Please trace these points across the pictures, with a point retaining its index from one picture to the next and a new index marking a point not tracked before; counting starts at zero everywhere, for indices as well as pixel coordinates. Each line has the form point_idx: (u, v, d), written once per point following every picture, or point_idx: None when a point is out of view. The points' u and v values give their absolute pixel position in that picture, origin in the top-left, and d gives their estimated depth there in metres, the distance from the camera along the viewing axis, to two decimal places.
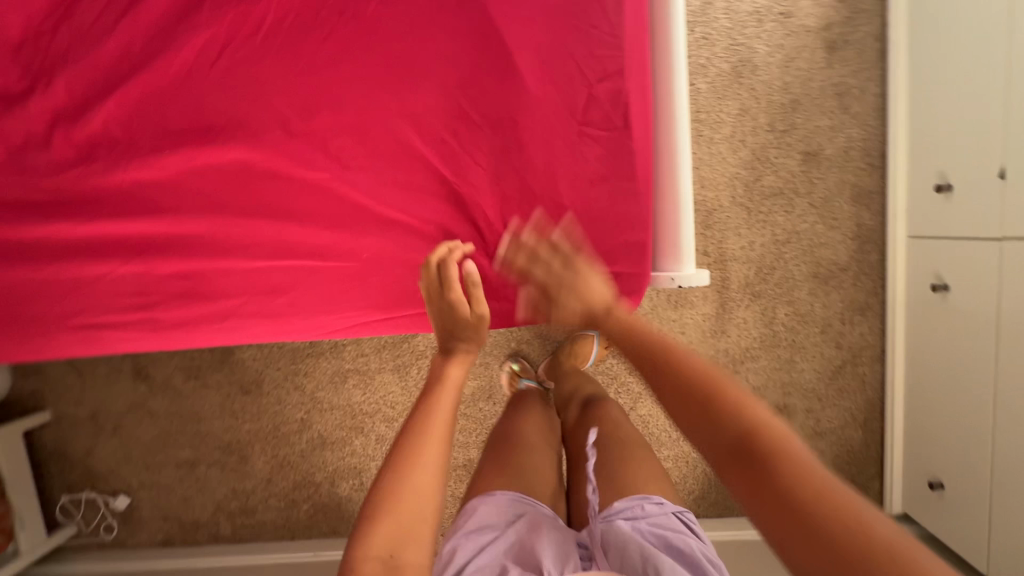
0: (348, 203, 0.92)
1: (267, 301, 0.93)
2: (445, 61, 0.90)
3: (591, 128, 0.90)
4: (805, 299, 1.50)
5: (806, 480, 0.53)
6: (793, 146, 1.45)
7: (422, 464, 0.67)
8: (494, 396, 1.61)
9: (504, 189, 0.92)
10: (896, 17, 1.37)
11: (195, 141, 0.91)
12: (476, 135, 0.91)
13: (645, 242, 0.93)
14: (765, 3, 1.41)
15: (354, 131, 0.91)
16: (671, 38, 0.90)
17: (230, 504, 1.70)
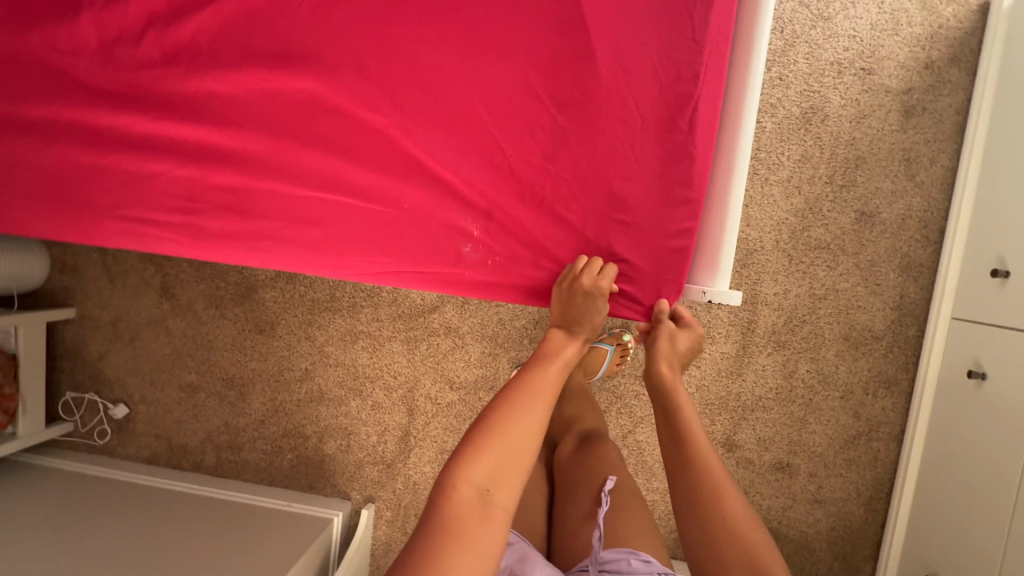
0: (404, 155, 0.94)
1: (305, 232, 0.95)
2: (523, 37, 0.91)
3: (655, 126, 0.91)
4: (831, 360, 1.45)
5: (737, 523, 0.72)
6: (848, 204, 1.42)
7: (528, 423, 0.74)
8: (496, 388, 1.60)
9: (556, 170, 0.93)
10: (981, 93, 1.33)
11: (274, 66, 0.95)
12: (539, 113, 0.92)
13: (687, 249, 0.92)
14: (848, 55, 1.39)
15: (422, 85, 0.93)
16: (751, 58, 0.90)
17: (219, 437, 1.73)
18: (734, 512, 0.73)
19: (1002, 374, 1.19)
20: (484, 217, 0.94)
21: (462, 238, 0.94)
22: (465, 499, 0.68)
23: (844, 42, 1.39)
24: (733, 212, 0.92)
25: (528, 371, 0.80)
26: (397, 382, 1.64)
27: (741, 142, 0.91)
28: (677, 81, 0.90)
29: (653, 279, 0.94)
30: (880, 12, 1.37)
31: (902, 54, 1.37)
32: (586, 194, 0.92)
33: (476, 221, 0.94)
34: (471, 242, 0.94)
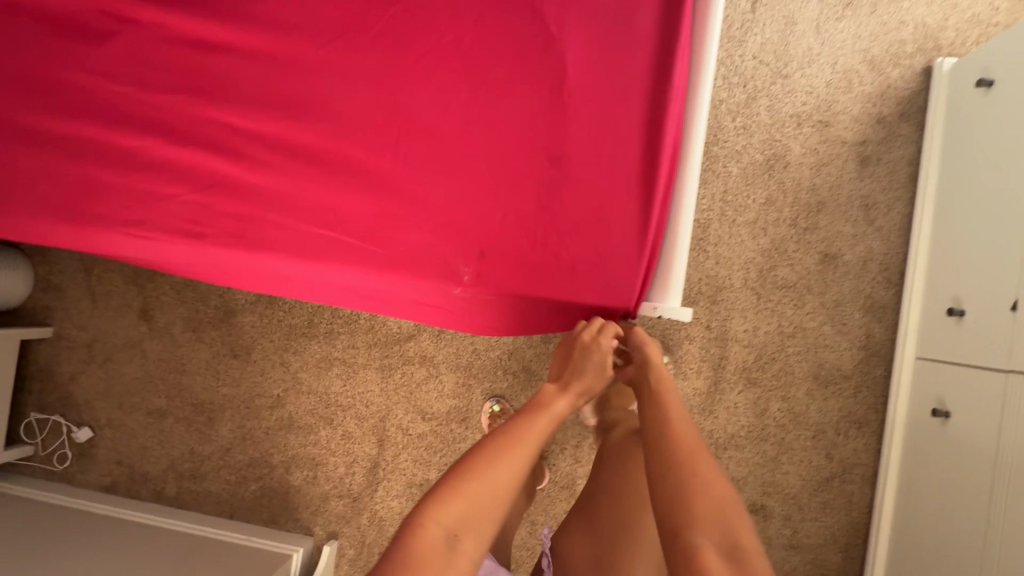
0: (357, 167, 0.81)
1: (308, 264, 0.82)
2: (513, 70, 0.81)
3: (626, 122, 0.80)
4: (801, 399, 1.46)
5: (714, 476, 0.73)
6: (812, 246, 1.48)
7: (504, 470, 0.74)
8: (468, 420, 1.58)
9: (520, 167, 0.80)
10: (929, 147, 1.42)
11: (253, 57, 0.84)
12: (532, 154, 0.79)
13: (647, 260, 0.81)
14: (806, 109, 1.49)
15: (367, 72, 0.82)
16: (703, 52, 0.82)
17: (183, 465, 1.68)
18: (705, 468, 0.73)
19: (965, 414, 1.20)
20: (477, 258, 0.79)
21: (453, 282, 0.80)
22: (431, 540, 0.67)
23: (801, 97, 1.49)
24: (684, 216, 0.81)
25: (515, 421, 0.81)
26: (369, 412, 1.62)
27: (691, 144, 0.82)
28: (667, 105, 0.79)
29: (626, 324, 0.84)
30: (834, 73, 1.49)
31: (856, 109, 1.48)
32: (587, 242, 0.79)
33: (469, 264, 0.79)
34: (462, 287, 0.79)
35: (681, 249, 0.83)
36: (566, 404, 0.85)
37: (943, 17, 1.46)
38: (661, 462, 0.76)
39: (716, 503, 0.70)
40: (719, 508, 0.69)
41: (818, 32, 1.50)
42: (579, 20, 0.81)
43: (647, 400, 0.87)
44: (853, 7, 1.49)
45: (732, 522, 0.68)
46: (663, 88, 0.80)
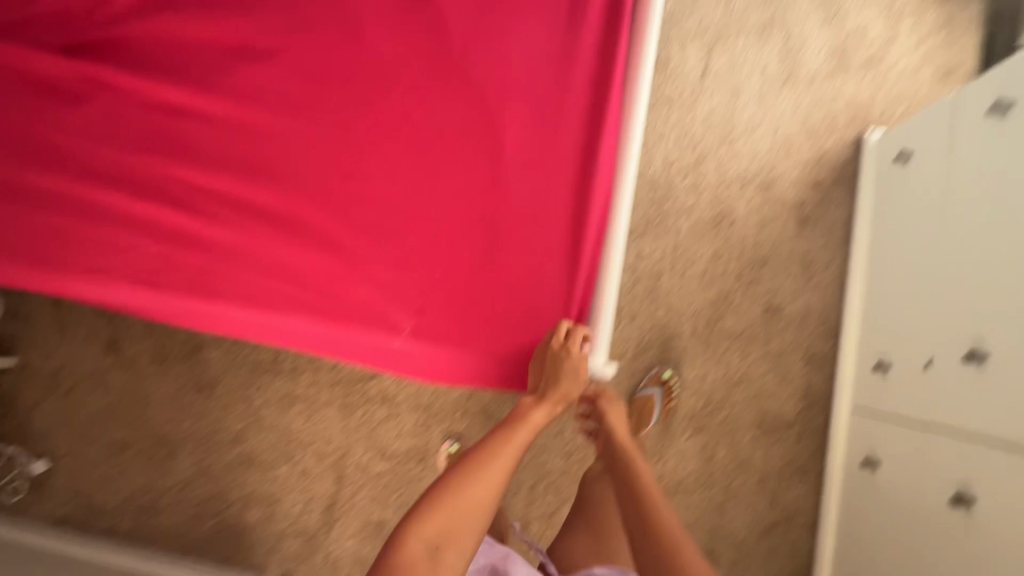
0: (309, 225, 0.88)
1: (257, 315, 0.88)
2: (455, 143, 0.89)
3: (557, 194, 0.88)
4: (745, 445, 1.52)
5: (681, 540, 0.84)
6: (756, 298, 1.56)
7: (485, 482, 0.73)
8: (426, 459, 1.61)
9: (458, 231, 0.87)
10: (861, 210, 1.53)
11: (220, 123, 0.92)
12: (469, 219, 0.87)
13: (573, 321, 0.88)
14: (750, 172, 1.61)
15: (322, 139, 0.90)
16: (631, 131, 0.90)
17: (139, 499, 1.67)
18: (675, 533, 0.85)
19: (885, 466, 1.26)
20: (416, 313, 0.86)
21: (392, 333, 0.86)
22: (414, 556, 0.67)
23: (746, 161, 1.61)
24: (609, 281, 0.88)
25: (493, 433, 0.79)
26: (329, 449, 1.64)
27: (618, 214, 0.89)
28: (593, 184, 0.88)
29: None
30: (775, 140, 1.61)
31: (795, 173, 1.60)
32: (518, 301, 0.86)
33: (409, 318, 0.86)
34: (401, 337, 0.86)
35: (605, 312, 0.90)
36: (541, 415, 0.82)
37: (873, 93, 1.60)
38: (637, 521, 0.88)
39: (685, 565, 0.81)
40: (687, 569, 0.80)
41: (761, 103, 1.63)
42: (517, 102, 0.89)
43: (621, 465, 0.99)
44: (793, 81, 1.63)
45: None
46: (590, 167, 0.89)
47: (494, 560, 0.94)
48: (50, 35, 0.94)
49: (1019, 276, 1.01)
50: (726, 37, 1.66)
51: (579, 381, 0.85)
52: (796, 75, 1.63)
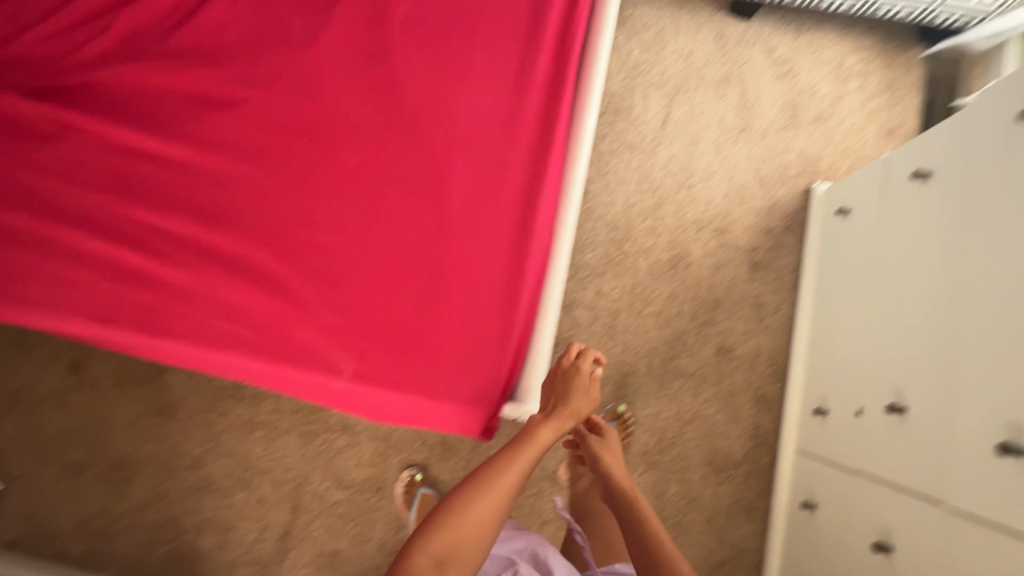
0: (260, 268, 0.92)
1: (205, 353, 0.91)
2: (404, 195, 0.94)
3: (498, 246, 0.93)
4: (696, 483, 1.55)
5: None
6: (709, 339, 1.62)
7: (491, 501, 0.72)
8: (383, 489, 1.62)
9: (402, 278, 0.92)
10: (808, 259, 1.61)
11: (182, 166, 0.96)
12: (414, 269, 0.92)
13: (509, 368, 0.92)
14: (707, 217, 1.68)
15: (278, 186, 0.95)
16: (570, 192, 0.97)
17: (92, 523, 1.66)
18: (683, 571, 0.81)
19: (822, 509, 1.31)
20: (358, 356, 0.89)
21: (334, 375, 0.89)
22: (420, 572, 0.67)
23: (702, 207, 1.69)
24: (545, 330, 0.93)
25: (502, 451, 0.78)
26: (286, 477, 1.64)
27: (554, 268, 0.95)
28: (532, 237, 0.92)
29: (487, 423, 0.93)
30: (730, 187, 1.69)
31: (748, 220, 1.67)
32: (456, 349, 0.90)
33: (350, 361, 0.89)
34: (341, 379, 0.89)
35: (541, 359, 0.94)
36: (551, 434, 0.81)
37: (820, 147, 1.69)
38: (644, 555, 0.84)
39: None
40: None
41: (717, 152, 1.71)
42: (461, 158, 0.95)
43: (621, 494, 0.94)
44: (747, 133, 1.72)
45: None
46: (529, 221, 0.93)
47: (534, 548, 1.01)
48: (25, 80, 0.99)
49: (920, 331, 1.07)
50: (685, 89, 1.75)
51: (591, 402, 0.87)
52: (751, 127, 1.72)
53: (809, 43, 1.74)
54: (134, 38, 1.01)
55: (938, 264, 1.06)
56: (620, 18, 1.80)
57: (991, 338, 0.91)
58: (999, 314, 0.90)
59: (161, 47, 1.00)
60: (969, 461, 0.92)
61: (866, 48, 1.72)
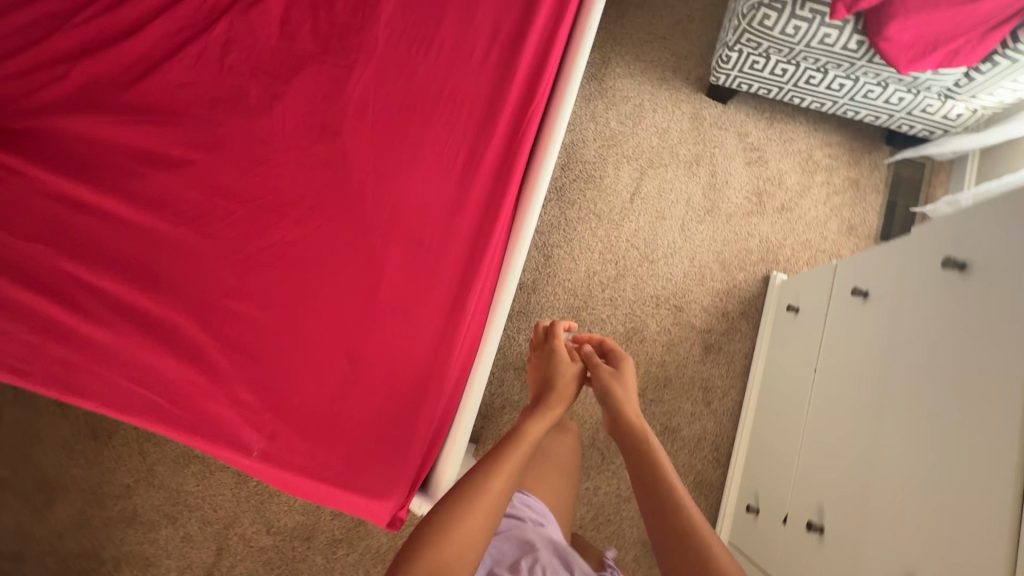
0: (180, 334, 0.91)
1: (116, 415, 0.90)
2: (337, 273, 0.95)
3: (424, 335, 0.93)
4: (628, 563, 1.54)
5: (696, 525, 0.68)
6: (655, 417, 1.61)
7: (487, 503, 0.62)
8: (312, 539, 1.59)
9: (323, 359, 0.91)
10: (759, 347, 1.63)
11: (118, 221, 0.96)
12: (337, 352, 0.92)
13: (421, 462, 0.89)
14: (665, 293, 1.69)
15: (211, 252, 0.95)
16: (504, 287, 0.96)
17: (7, 545, 1.60)
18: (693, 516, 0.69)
19: None
20: (267, 437, 0.88)
21: (242, 454, 0.88)
22: None
23: (661, 282, 1.70)
24: (462, 428, 0.90)
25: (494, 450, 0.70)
26: (215, 516, 1.60)
27: (480, 363, 0.94)
28: (457, 331, 0.92)
29: (393, 517, 0.90)
30: (691, 266, 1.71)
31: (705, 301, 1.68)
32: (367, 438, 0.89)
33: (260, 440, 0.88)
34: (248, 460, 0.87)
35: (455, 452, 0.90)
36: (542, 428, 0.78)
37: (783, 236, 1.72)
38: (650, 501, 0.73)
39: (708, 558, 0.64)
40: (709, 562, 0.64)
41: (682, 230, 1.73)
42: (400, 246, 0.96)
43: (626, 428, 0.82)
44: (713, 214, 1.74)
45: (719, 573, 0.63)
46: (457, 314, 0.93)
47: (554, 535, 0.88)
48: None
49: (846, 448, 1.08)
50: (657, 164, 1.78)
51: (573, 369, 0.92)
52: (717, 210, 1.75)
53: (780, 134, 1.78)
54: (90, 86, 1.01)
55: (865, 384, 1.08)
56: (600, 88, 1.85)
57: (905, 454, 0.92)
58: (912, 447, 0.91)
59: (116, 100, 1.00)
60: (874, 547, 0.93)
61: (835, 143, 1.76)
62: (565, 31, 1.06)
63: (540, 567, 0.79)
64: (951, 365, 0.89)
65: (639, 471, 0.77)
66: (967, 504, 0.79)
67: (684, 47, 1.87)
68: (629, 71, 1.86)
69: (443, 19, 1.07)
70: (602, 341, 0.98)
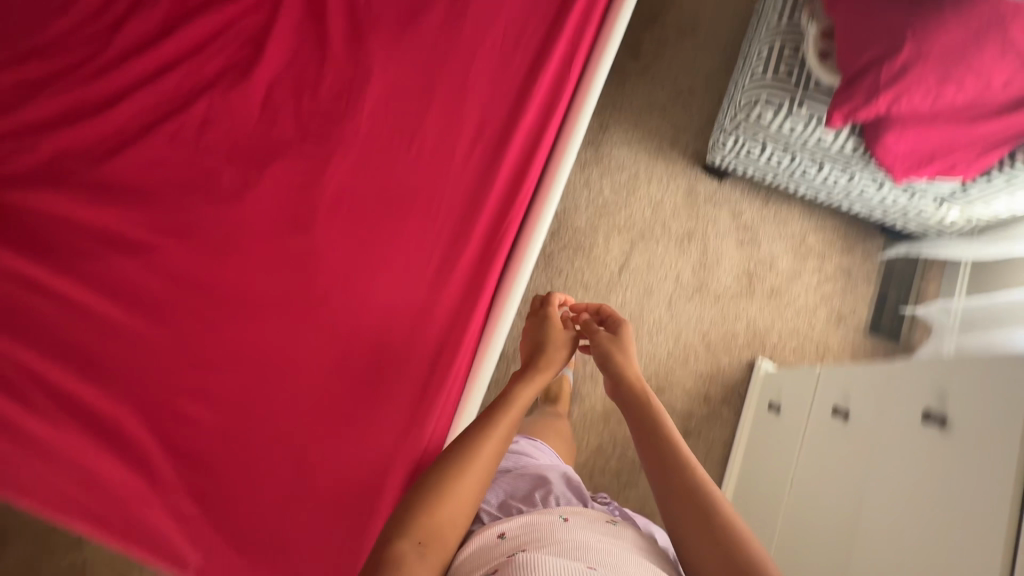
0: (123, 433, 0.87)
1: (49, 516, 0.86)
2: (296, 375, 0.91)
3: (379, 450, 0.89)
4: None
5: (711, 497, 0.68)
6: (628, 502, 1.57)
7: (475, 473, 0.68)
8: None
9: (272, 469, 0.87)
10: (739, 438, 1.59)
11: (71, 305, 0.92)
12: (286, 466, 0.88)
13: None
14: (648, 372, 1.65)
15: (167, 344, 0.91)
16: (467, 404, 0.92)
17: None
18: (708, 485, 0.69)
19: None
20: (205, 552, 0.84)
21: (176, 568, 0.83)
22: (404, 556, 0.60)
23: (645, 359, 1.66)
24: None
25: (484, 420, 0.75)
26: None
27: None
28: (412, 452, 0.88)
29: None
30: (676, 344, 1.67)
31: (688, 384, 1.65)
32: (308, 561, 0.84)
33: (197, 556, 0.83)
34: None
35: None
36: (530, 392, 0.81)
37: (771, 321, 1.69)
38: (664, 470, 0.72)
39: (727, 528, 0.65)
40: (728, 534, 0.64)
41: (669, 305, 1.70)
42: (365, 353, 0.93)
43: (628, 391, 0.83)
44: (702, 293, 1.71)
45: (737, 541, 0.63)
46: (414, 434, 0.88)
47: (567, 475, 0.94)
48: None
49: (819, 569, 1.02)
50: (648, 237, 1.76)
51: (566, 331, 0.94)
52: (706, 288, 1.72)
53: (775, 215, 1.76)
54: (61, 160, 0.98)
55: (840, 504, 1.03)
56: (596, 155, 1.83)
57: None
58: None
59: (86, 176, 0.97)
60: (869, 550, 0.92)
61: (829, 230, 1.74)
62: (550, 137, 1.04)
63: (554, 497, 0.85)
64: (933, 509, 0.83)
65: (649, 438, 0.76)
66: (968, 545, 0.76)
67: (682, 118, 1.85)
68: (627, 138, 1.84)
69: (426, 116, 1.04)
70: (599, 308, 0.99)
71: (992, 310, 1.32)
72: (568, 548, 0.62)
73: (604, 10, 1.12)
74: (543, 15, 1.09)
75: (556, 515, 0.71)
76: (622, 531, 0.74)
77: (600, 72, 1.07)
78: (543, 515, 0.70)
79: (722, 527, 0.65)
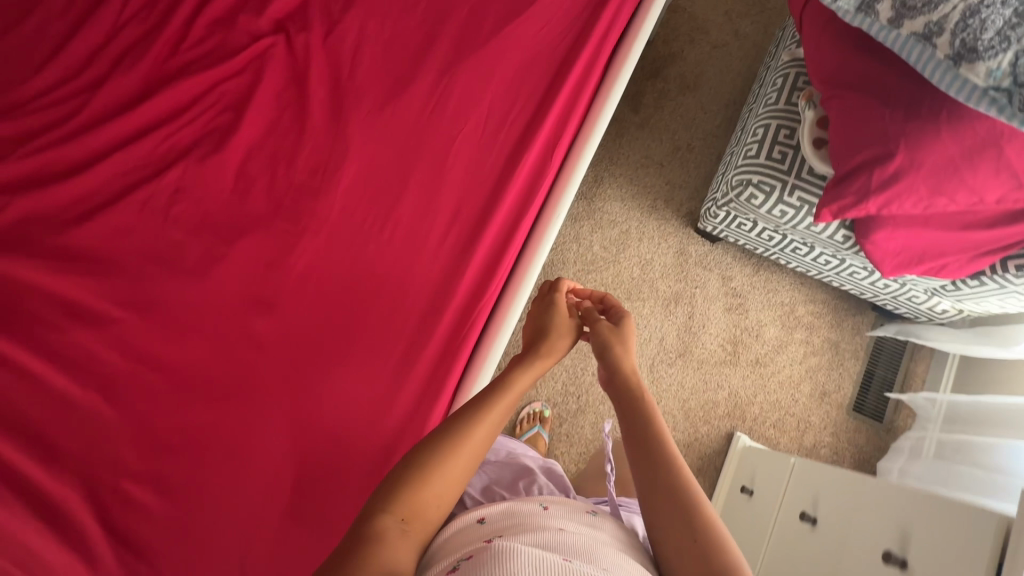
0: (59, 516, 0.84)
1: None
2: (247, 463, 0.90)
3: (324, 548, 0.87)
4: None
5: (702, 513, 0.64)
6: None
7: (463, 460, 0.68)
8: None
9: (212, 562, 0.85)
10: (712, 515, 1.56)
11: (22, 377, 0.89)
12: (227, 562, 0.85)
13: None
14: None
15: (120, 425, 0.90)
16: None
17: None
18: (699, 498, 0.65)
19: None
20: None
21: None
22: (387, 534, 0.60)
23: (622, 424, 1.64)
24: None
25: (475, 407, 0.72)
26: None
27: None
28: None
29: None
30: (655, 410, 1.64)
31: None
32: None
33: None
34: None
35: None
36: (527, 378, 0.78)
37: (754, 393, 1.66)
38: (655, 478, 0.68)
39: (714, 550, 0.61)
40: (717, 556, 0.60)
41: (650, 369, 1.67)
42: (325, 441, 0.92)
43: (627, 390, 0.77)
44: (685, 358, 1.68)
45: (725, 563, 0.60)
46: None
47: (550, 468, 1.04)
48: None
49: None
50: (635, 297, 1.73)
51: (570, 319, 0.87)
52: (689, 354, 1.69)
53: (764, 282, 1.73)
54: (28, 223, 0.96)
55: None
56: (589, 208, 1.81)
57: None
58: None
59: (52, 241, 0.95)
60: None
61: (819, 301, 1.71)
62: (525, 229, 1.05)
63: (536, 487, 0.95)
64: None
65: (642, 442, 0.71)
66: None
67: (679, 175, 1.83)
68: (622, 193, 1.82)
69: (404, 193, 1.03)
70: (603, 297, 0.93)
71: (987, 416, 1.27)
72: (543, 535, 0.63)
73: (588, 101, 1.13)
74: (529, 95, 1.08)
75: (536, 504, 0.72)
76: (603, 520, 0.73)
77: (578, 169, 1.09)
78: (524, 502, 0.72)
79: (709, 548, 0.61)
